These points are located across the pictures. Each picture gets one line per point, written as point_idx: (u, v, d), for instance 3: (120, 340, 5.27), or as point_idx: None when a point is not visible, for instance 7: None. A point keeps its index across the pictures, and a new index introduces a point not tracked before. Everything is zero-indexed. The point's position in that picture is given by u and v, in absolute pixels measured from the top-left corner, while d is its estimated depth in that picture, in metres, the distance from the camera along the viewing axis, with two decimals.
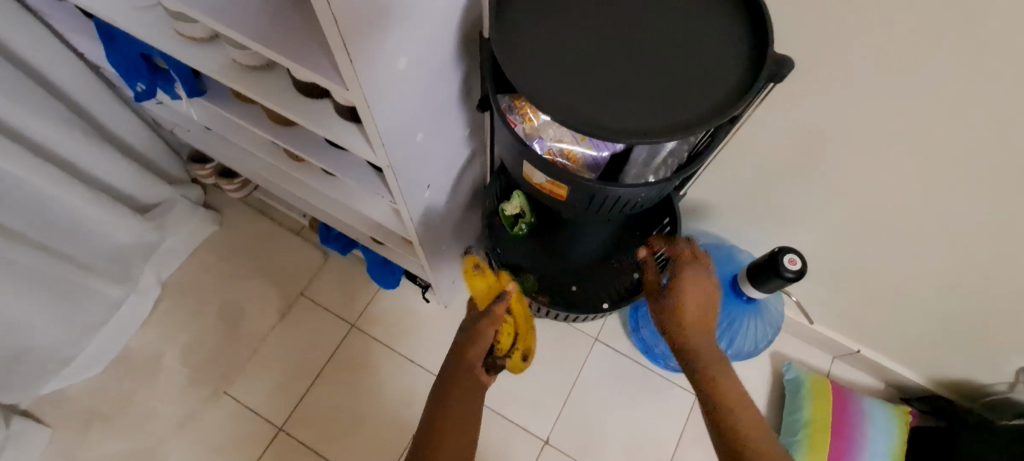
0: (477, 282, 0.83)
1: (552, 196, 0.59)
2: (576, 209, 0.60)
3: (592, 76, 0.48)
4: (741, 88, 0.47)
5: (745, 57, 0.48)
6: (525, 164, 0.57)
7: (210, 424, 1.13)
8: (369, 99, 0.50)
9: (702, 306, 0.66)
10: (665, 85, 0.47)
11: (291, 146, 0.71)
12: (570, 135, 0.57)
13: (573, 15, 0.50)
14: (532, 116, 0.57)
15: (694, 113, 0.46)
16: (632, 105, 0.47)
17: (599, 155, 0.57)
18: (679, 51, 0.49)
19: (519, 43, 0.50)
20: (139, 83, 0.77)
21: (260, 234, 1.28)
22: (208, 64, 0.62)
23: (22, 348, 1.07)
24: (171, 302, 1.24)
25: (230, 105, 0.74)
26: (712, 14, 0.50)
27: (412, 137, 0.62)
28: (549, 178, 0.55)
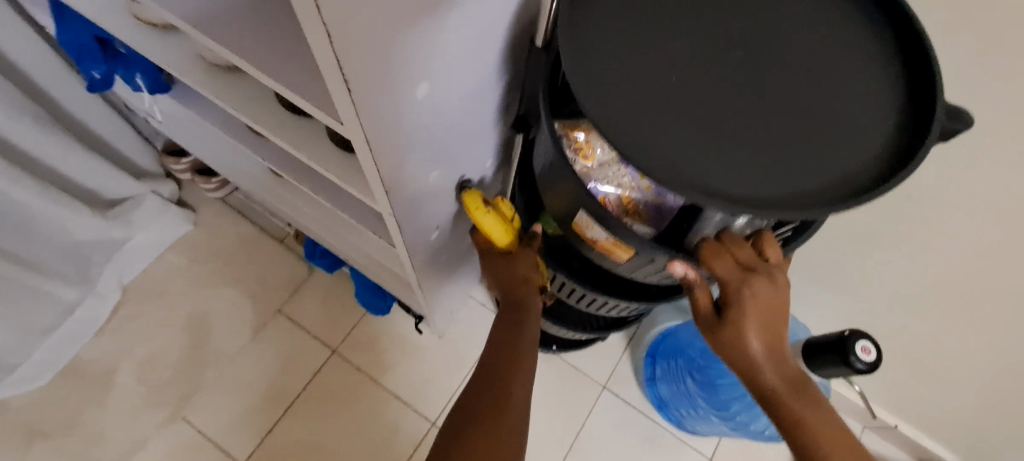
0: (492, 228, 0.57)
1: (609, 254, 0.47)
2: (636, 271, 0.48)
3: (700, 116, 0.36)
4: (895, 150, 0.36)
5: (895, 105, 0.37)
6: (579, 214, 0.44)
7: (164, 453, 1.00)
8: (371, 141, 0.37)
9: (775, 315, 0.43)
10: (794, 135, 0.36)
11: (273, 164, 0.58)
12: (631, 179, 0.45)
13: (671, 32, 0.39)
14: (588, 153, 0.45)
15: (834, 178, 0.35)
16: (752, 159, 0.35)
17: (665, 204, 0.44)
18: (813, 88, 0.37)
19: (597, 67, 0.38)
20: (93, 70, 0.63)
21: (238, 240, 1.15)
22: (172, 60, 0.48)
23: None
24: (132, 309, 1.10)
25: (202, 108, 0.61)
26: (847, 43, 0.39)
27: (425, 178, 0.50)
28: (611, 236, 0.43)
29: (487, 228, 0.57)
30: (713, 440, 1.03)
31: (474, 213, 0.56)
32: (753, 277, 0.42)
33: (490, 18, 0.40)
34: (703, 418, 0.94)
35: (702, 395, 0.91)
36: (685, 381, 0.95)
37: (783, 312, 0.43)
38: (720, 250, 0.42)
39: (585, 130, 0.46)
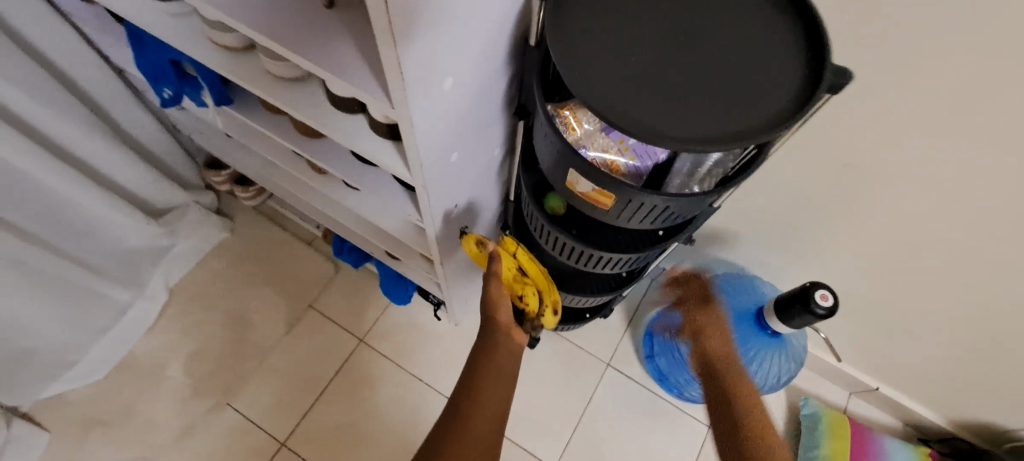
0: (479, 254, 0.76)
1: (596, 206, 0.57)
2: (622, 221, 0.58)
3: (656, 85, 0.48)
4: (806, 94, 0.47)
5: (806, 64, 0.48)
6: (570, 172, 0.55)
7: (210, 436, 1.10)
8: (413, 121, 0.48)
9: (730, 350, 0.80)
10: (729, 91, 0.47)
11: (318, 159, 0.70)
12: (613, 145, 0.55)
13: (628, 24, 0.50)
14: (575, 125, 0.56)
15: (762, 119, 0.46)
16: (698, 112, 0.46)
17: (643, 165, 0.55)
18: (738, 55, 0.49)
19: (577, 55, 0.49)
20: (166, 89, 0.75)
21: (271, 243, 1.27)
22: (244, 75, 0.60)
23: (26, 350, 1.05)
24: (177, 309, 1.21)
25: (257, 115, 0.72)
26: (762, 17, 0.50)
27: (448, 158, 0.60)
28: (597, 186, 0.54)
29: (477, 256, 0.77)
30: None
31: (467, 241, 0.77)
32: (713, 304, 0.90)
33: (497, 24, 0.52)
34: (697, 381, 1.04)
35: None
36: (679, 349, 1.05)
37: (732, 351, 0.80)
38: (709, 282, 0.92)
39: (573, 109, 0.57)
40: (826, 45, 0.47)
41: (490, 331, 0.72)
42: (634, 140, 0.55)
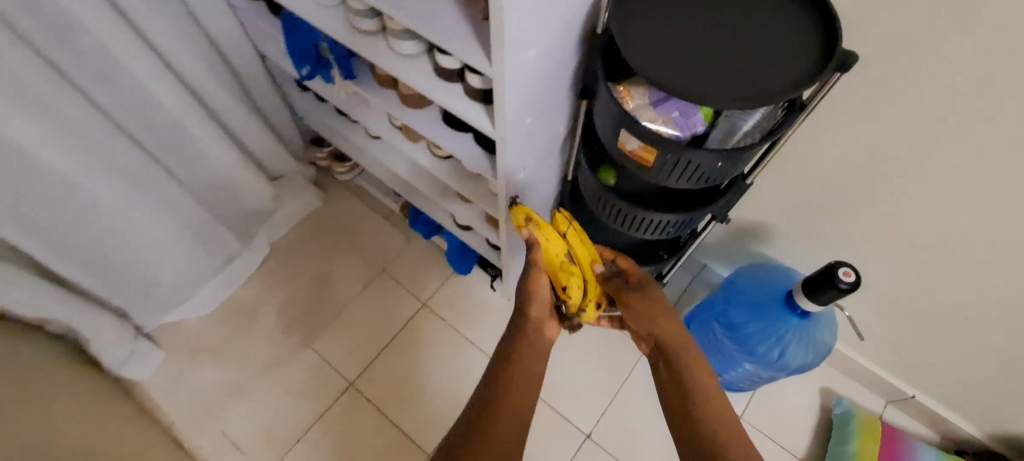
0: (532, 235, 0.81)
1: (641, 163, 0.68)
2: (664, 178, 0.69)
3: (698, 61, 0.59)
4: (821, 66, 0.58)
5: (821, 45, 0.59)
6: (622, 132, 0.67)
7: (293, 371, 1.27)
8: (504, 82, 0.62)
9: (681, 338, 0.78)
10: (756, 65, 0.59)
11: (418, 126, 0.87)
12: (659, 117, 0.66)
13: (674, 17, 0.63)
14: (628, 99, 0.67)
15: (785, 85, 0.57)
16: (732, 81, 0.58)
17: (683, 135, 0.65)
18: (763, 38, 0.60)
19: (634, 39, 0.61)
20: (304, 67, 0.94)
21: (356, 214, 1.45)
22: (376, 52, 0.76)
23: (152, 282, 1.20)
24: (274, 263, 1.40)
25: (373, 90, 0.90)
26: (783, 9, 0.62)
27: (525, 122, 0.74)
28: (644, 144, 0.65)
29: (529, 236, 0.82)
30: (743, 402, 1.19)
31: (520, 213, 0.84)
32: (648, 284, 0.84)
33: (573, 13, 0.65)
34: (730, 360, 1.10)
35: (727, 336, 1.06)
36: (714, 329, 1.09)
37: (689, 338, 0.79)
38: (631, 269, 0.85)
39: (627, 86, 0.68)
40: (838, 29, 0.58)
41: (518, 328, 0.81)
42: (676, 114, 0.66)
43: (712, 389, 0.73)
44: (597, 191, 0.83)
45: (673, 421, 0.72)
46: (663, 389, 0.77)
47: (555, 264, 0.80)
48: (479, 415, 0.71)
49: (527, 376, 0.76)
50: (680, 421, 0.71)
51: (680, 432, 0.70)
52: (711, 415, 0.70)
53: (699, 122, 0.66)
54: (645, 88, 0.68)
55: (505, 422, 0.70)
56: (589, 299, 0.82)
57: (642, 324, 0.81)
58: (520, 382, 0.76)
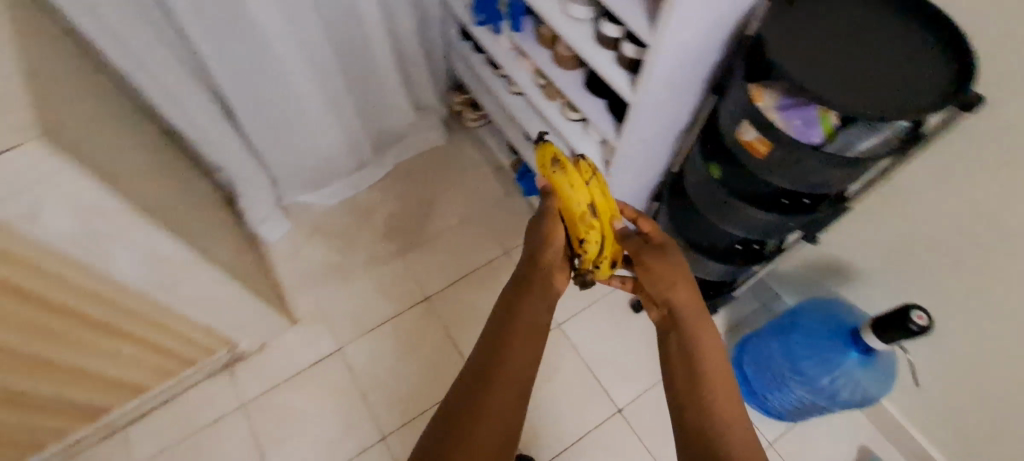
0: (558, 179, 0.86)
1: (752, 153, 0.77)
2: (773, 172, 0.76)
3: (836, 76, 0.68)
4: (952, 94, 0.64)
5: (952, 78, 0.66)
6: (744, 123, 0.76)
7: (385, 272, 1.46)
8: (657, 52, 0.74)
9: (690, 304, 0.83)
10: (889, 86, 0.66)
11: (561, 83, 1.01)
12: (783, 118, 0.74)
13: (816, 37, 0.71)
14: (760, 97, 0.76)
15: (915, 105, 0.64)
16: (867, 95, 0.66)
17: (799, 137, 0.73)
18: (896, 64, 0.68)
19: (780, 48, 0.70)
20: (481, 14, 1.11)
21: (471, 158, 1.62)
22: (549, 9, 0.90)
23: (302, 163, 1.42)
24: (392, 180, 1.59)
25: (532, 45, 1.05)
26: (918, 44, 0.69)
27: (659, 97, 0.85)
28: (761, 135, 0.74)
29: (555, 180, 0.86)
30: (778, 431, 1.21)
31: (548, 152, 0.88)
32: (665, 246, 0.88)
33: (732, 11, 0.75)
34: (776, 381, 1.15)
35: (782, 355, 1.11)
36: (770, 346, 1.14)
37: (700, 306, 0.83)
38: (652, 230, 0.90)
39: (760, 89, 0.76)
40: (972, 66, 0.65)
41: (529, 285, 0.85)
42: (798, 122, 0.73)
43: (716, 363, 0.77)
44: (703, 180, 0.93)
45: (673, 385, 0.77)
46: (670, 356, 0.81)
47: (577, 214, 0.83)
48: (477, 380, 0.73)
49: (525, 359, 0.76)
50: (680, 385, 0.76)
51: (682, 397, 0.75)
52: (711, 381, 0.75)
53: (817, 134, 0.73)
54: (778, 94, 0.76)
55: (507, 381, 0.73)
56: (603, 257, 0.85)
57: (658, 289, 0.85)
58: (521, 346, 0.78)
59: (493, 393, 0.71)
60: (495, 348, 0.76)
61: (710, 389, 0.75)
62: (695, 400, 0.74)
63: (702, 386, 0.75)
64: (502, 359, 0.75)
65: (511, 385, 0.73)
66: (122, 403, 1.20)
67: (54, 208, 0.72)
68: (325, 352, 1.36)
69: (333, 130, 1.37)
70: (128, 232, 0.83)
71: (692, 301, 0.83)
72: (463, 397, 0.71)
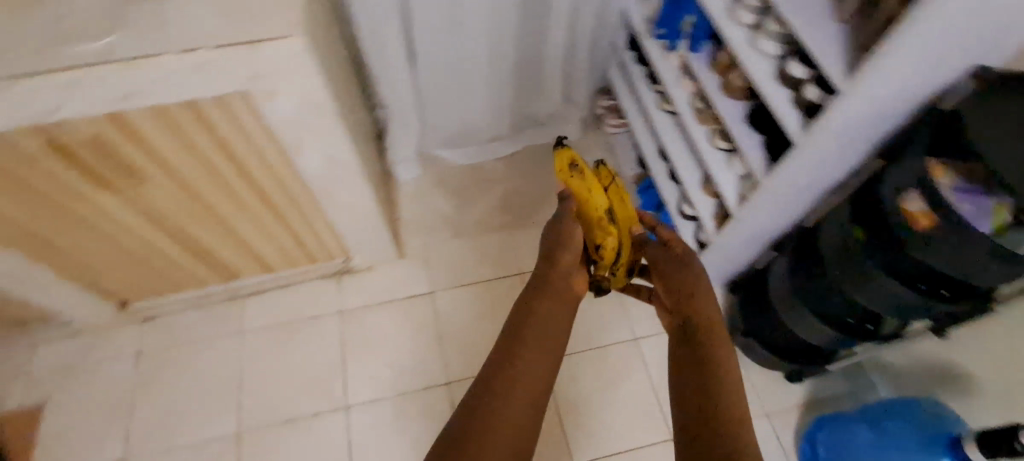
0: (574, 181, 1.06)
1: (910, 223, 0.77)
2: (925, 248, 0.75)
3: None
4: None
5: None
6: (914, 193, 0.78)
7: (491, 240, 1.56)
8: (845, 99, 0.76)
9: (706, 309, 0.85)
10: None
11: (724, 109, 1.05)
12: (958, 199, 0.73)
13: None
14: (941, 172, 0.75)
15: None
16: None
17: (970, 220, 0.71)
18: None
19: (982, 129, 0.70)
20: (664, 29, 1.19)
21: (596, 162, 1.69)
22: (739, 37, 0.96)
23: (450, 120, 1.55)
24: (519, 159, 1.69)
25: (705, 68, 1.11)
26: None
27: (827, 147, 0.86)
28: (930, 209, 0.75)
29: (571, 183, 1.06)
30: None
31: (570, 156, 1.09)
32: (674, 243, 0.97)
33: (933, 83, 0.76)
34: None
35: (870, 443, 1.10)
36: (858, 431, 1.12)
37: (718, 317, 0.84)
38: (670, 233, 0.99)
39: (943, 165, 0.76)
40: None
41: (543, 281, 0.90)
42: (973, 207, 0.72)
43: (734, 371, 0.75)
44: (840, 245, 0.93)
45: (683, 388, 0.75)
46: (682, 360, 0.79)
47: (594, 216, 1.00)
48: (478, 384, 0.73)
49: (536, 362, 0.77)
50: (690, 389, 0.74)
51: (691, 397, 0.73)
52: (729, 386, 0.73)
53: (988, 224, 0.71)
54: (961, 175, 0.75)
55: (513, 385, 0.73)
56: (619, 261, 0.99)
57: (677, 296, 0.89)
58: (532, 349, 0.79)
59: (503, 396, 0.72)
60: (500, 355, 0.77)
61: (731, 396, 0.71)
62: (708, 406, 0.70)
63: (717, 389, 0.72)
64: (508, 362, 0.76)
65: (516, 383, 0.74)
66: (252, 274, 1.38)
67: (290, 95, 0.87)
68: (419, 291, 1.47)
69: (488, 99, 1.50)
70: (324, 133, 0.98)
71: (708, 309, 0.85)
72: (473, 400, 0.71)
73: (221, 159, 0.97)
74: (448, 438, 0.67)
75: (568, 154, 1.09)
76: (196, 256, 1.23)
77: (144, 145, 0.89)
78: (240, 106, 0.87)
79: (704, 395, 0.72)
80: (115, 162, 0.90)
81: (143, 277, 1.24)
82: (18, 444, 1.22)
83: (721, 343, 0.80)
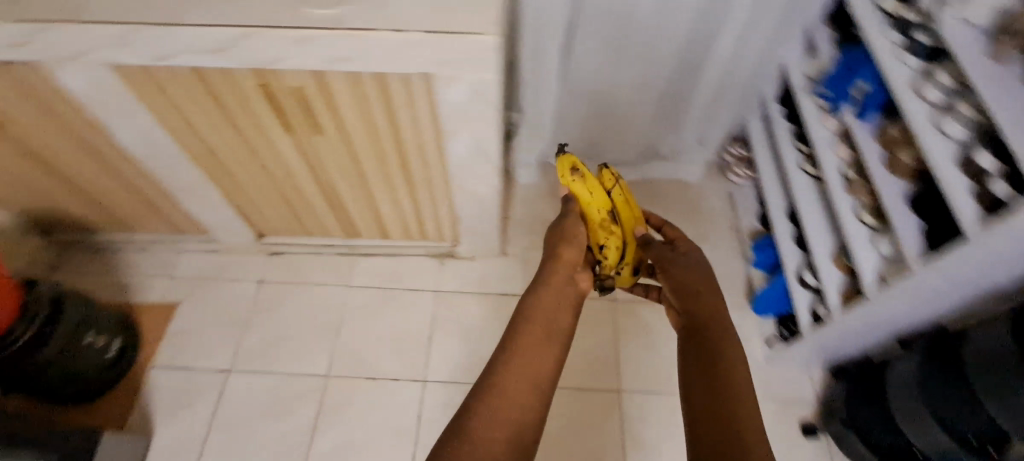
0: (575, 184, 1.06)
1: None
2: None
3: None
4: None
5: None
6: None
7: None
8: None
9: (708, 307, 0.98)
10: None
11: (882, 184, 1.00)
12: None
13: None
14: None
15: None
16: None
17: None
18: None
19: None
20: (829, 90, 1.16)
21: (712, 208, 1.66)
22: (919, 114, 0.91)
23: (579, 136, 1.59)
24: (634, 187, 1.69)
25: (869, 138, 1.06)
26: None
27: (1002, 248, 0.80)
28: None
29: (571, 186, 1.06)
30: None
31: (570, 158, 1.07)
32: (678, 245, 1.08)
33: None
34: None
35: None
36: None
37: (721, 316, 0.97)
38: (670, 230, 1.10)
39: None
40: None
41: (547, 282, 1.00)
42: None
43: (737, 362, 0.89)
44: (999, 350, 0.85)
45: (692, 387, 0.88)
46: (691, 356, 0.93)
47: (598, 222, 1.07)
48: (481, 394, 0.83)
49: (539, 365, 0.87)
50: (697, 389, 0.87)
51: (699, 394, 0.86)
52: (732, 376, 0.87)
53: None
54: None
55: (512, 391, 0.83)
56: (625, 261, 1.11)
57: (683, 297, 1.01)
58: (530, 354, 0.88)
59: (504, 401, 0.82)
60: (499, 364, 0.86)
61: (734, 389, 0.85)
62: (716, 396, 0.85)
63: (723, 385, 0.86)
64: (504, 372, 0.85)
65: (513, 390, 0.83)
66: (369, 237, 1.49)
67: (466, 85, 0.94)
68: (511, 290, 1.52)
69: (623, 124, 1.52)
70: (480, 125, 1.05)
71: (711, 310, 0.97)
72: (472, 409, 0.81)
73: (385, 128, 1.06)
74: (460, 443, 0.76)
75: (569, 158, 1.06)
76: (332, 209, 1.35)
77: (330, 102, 1.00)
78: (420, 86, 0.96)
79: (711, 394, 0.85)
80: (304, 111, 1.02)
81: (284, 217, 1.38)
82: (150, 334, 1.39)
83: (724, 337, 0.93)
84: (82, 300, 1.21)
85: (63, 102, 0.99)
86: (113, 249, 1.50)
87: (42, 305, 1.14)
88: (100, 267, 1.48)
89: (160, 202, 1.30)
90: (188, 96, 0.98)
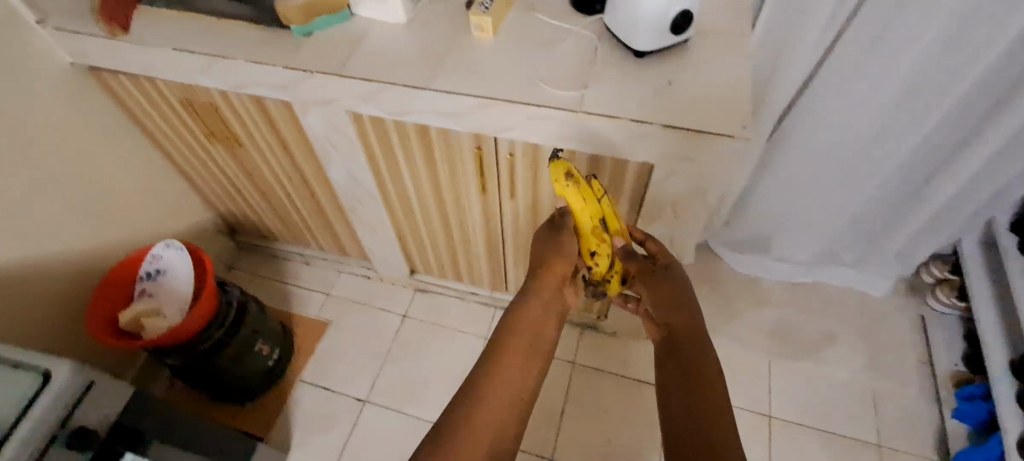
0: (569, 193, 0.79)
1: None
2: None
3: None
4: None
5: None
6: None
7: (746, 361, 1.42)
8: None
9: (687, 317, 0.80)
10: None
11: None
12: None
13: None
14: None
15: None
16: None
17: None
18: None
19: None
20: None
21: (900, 332, 1.44)
22: None
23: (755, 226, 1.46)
24: (804, 290, 1.52)
25: None
26: None
27: None
28: None
29: (563, 193, 0.80)
30: None
31: (563, 161, 0.80)
32: (660, 259, 0.88)
33: None
34: None
35: None
36: None
37: (702, 333, 0.79)
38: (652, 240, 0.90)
39: None
40: None
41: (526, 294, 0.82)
42: None
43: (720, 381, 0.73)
44: None
45: (673, 402, 0.72)
46: (670, 366, 0.77)
47: (589, 231, 0.82)
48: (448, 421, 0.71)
49: (517, 381, 0.76)
50: (677, 404, 0.72)
51: (678, 413, 0.71)
52: (713, 396, 0.71)
53: None
54: None
55: (488, 422, 0.72)
56: (612, 272, 0.89)
57: (660, 309, 0.82)
58: (508, 379, 0.75)
59: (486, 421, 0.71)
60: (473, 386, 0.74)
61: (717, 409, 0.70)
62: (695, 418, 0.69)
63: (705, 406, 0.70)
64: (480, 399, 0.73)
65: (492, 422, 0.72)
66: (516, 294, 1.46)
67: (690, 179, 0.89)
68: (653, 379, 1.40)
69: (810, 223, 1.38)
70: (685, 217, 0.98)
71: (691, 323, 0.80)
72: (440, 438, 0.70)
73: None
74: None
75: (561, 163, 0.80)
76: (492, 263, 1.34)
77: (536, 171, 0.99)
78: (637, 171, 0.92)
79: (693, 412, 0.70)
80: (507, 175, 1.02)
81: (443, 260, 1.39)
82: (302, 347, 1.47)
83: (704, 351, 0.77)
84: (261, 309, 1.32)
85: (296, 135, 1.07)
86: (283, 256, 1.61)
87: (235, 311, 1.23)
88: (269, 271, 1.60)
89: (337, 227, 1.37)
90: (405, 146, 1.02)
